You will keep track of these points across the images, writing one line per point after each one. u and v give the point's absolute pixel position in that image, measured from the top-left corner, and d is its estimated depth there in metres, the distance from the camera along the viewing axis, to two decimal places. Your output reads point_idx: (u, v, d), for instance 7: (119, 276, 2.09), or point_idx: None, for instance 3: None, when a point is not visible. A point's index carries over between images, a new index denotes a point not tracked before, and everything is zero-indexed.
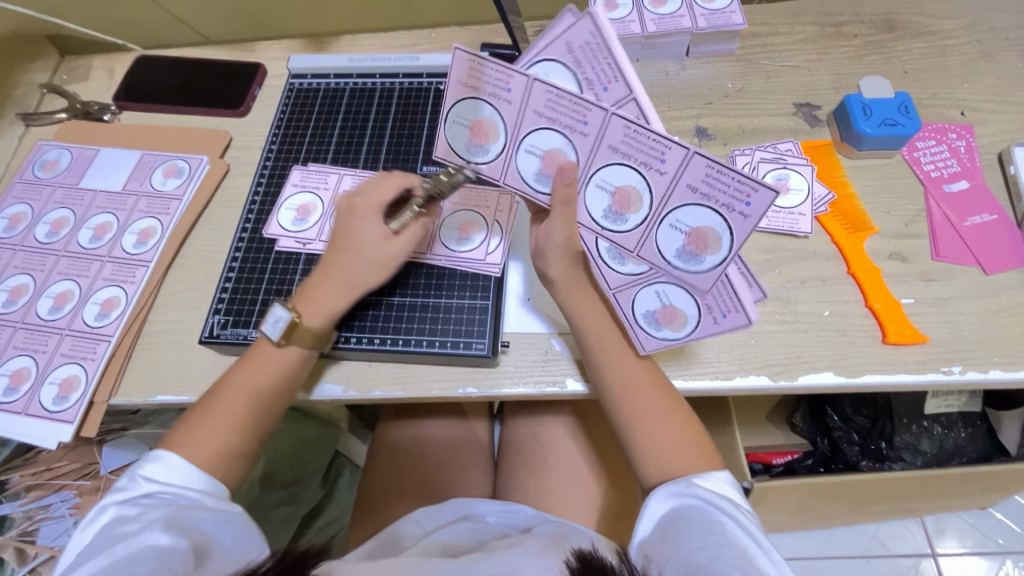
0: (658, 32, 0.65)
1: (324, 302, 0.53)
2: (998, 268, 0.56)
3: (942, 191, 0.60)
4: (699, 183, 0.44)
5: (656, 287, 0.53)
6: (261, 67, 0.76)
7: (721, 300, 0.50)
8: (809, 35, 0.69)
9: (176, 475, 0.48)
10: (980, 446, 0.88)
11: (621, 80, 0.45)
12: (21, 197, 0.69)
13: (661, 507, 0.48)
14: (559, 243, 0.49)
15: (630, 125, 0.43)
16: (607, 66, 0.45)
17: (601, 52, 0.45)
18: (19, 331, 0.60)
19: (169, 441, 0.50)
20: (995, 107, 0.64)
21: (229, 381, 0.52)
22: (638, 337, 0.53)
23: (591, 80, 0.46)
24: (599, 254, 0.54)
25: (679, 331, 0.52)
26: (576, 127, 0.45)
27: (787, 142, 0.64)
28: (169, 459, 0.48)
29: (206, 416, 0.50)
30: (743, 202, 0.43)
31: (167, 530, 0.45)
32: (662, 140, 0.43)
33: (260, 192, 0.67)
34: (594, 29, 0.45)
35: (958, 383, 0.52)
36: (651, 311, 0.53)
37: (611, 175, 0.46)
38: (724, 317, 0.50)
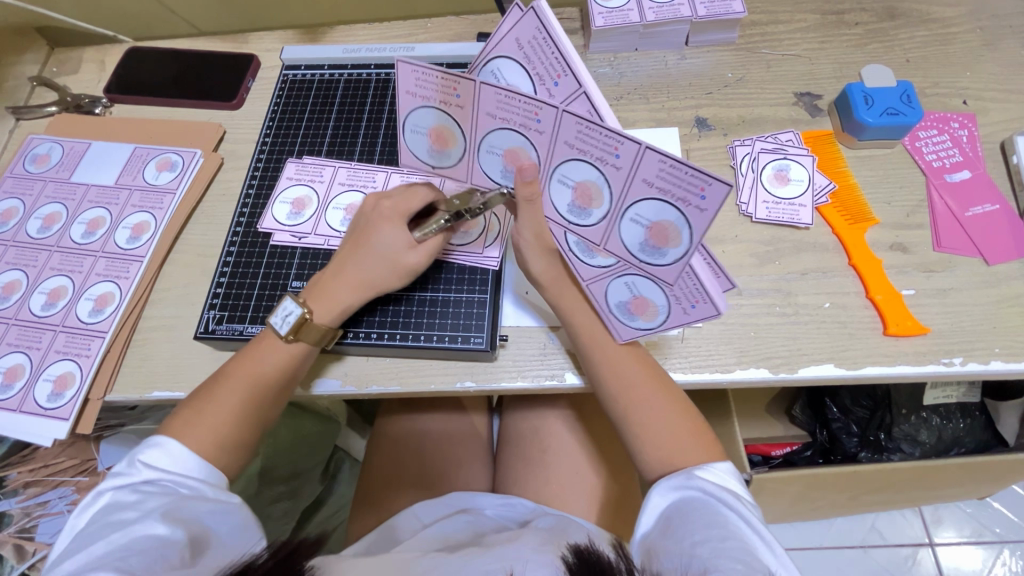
0: (656, 20, 0.64)
1: (337, 300, 0.53)
2: (1000, 259, 0.55)
3: (944, 181, 0.59)
4: (654, 177, 0.38)
5: (626, 280, 0.47)
6: (254, 58, 0.75)
7: (688, 291, 0.44)
8: (810, 24, 0.69)
9: (178, 462, 0.48)
10: (978, 437, 0.88)
11: (570, 75, 0.40)
12: (12, 191, 0.68)
13: (662, 500, 0.48)
14: (530, 239, 0.48)
15: (580, 119, 0.38)
16: (557, 58, 0.40)
17: (548, 47, 0.40)
18: (12, 328, 0.60)
19: (171, 426, 0.50)
20: (998, 96, 0.63)
21: (230, 368, 0.52)
22: (616, 327, 0.51)
23: (541, 75, 0.42)
24: (569, 248, 0.49)
25: (652, 322, 0.49)
26: (529, 124, 0.41)
27: (788, 132, 0.63)
28: (171, 446, 0.48)
29: (208, 404, 0.50)
30: (697, 195, 0.37)
31: (166, 519, 0.44)
32: (614, 135, 0.38)
33: (255, 186, 0.66)
34: (539, 24, 0.39)
35: (959, 375, 0.52)
36: (623, 302, 0.49)
37: (570, 169, 0.42)
38: (693, 309, 0.45)
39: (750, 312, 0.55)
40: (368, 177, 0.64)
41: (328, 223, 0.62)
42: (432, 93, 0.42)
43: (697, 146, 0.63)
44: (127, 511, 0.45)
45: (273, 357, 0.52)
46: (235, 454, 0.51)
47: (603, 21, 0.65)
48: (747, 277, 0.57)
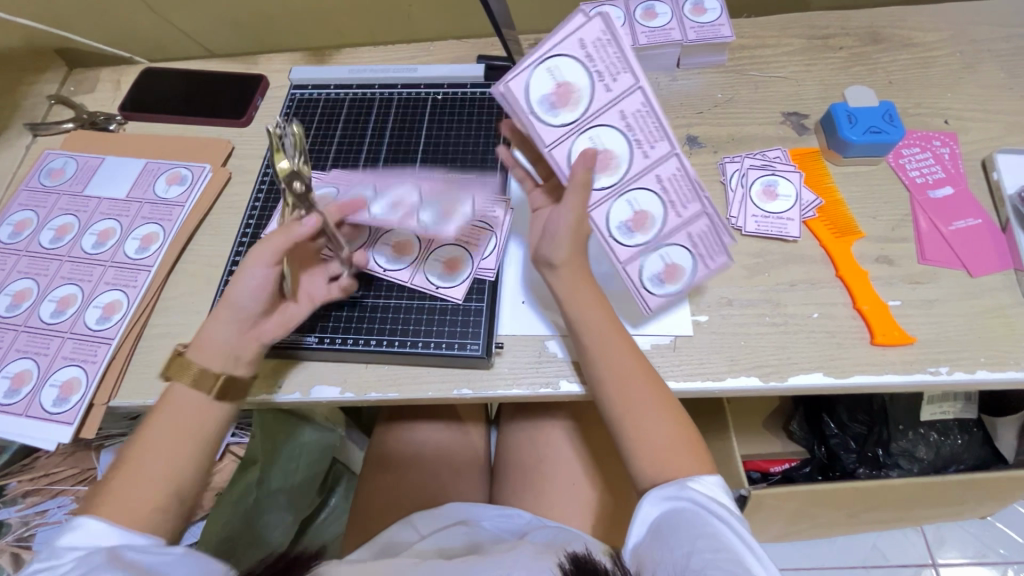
0: (649, 44, 0.67)
1: (213, 339, 0.49)
2: (983, 271, 0.57)
3: (927, 197, 0.61)
4: (665, 175, 0.53)
5: (660, 253, 0.55)
6: (263, 78, 0.78)
7: (710, 247, 0.54)
8: (796, 47, 0.72)
9: (104, 533, 0.42)
10: (976, 453, 0.88)
11: (629, 72, 0.51)
12: (26, 204, 0.70)
13: (653, 510, 0.49)
14: (569, 225, 0.51)
15: (644, 104, 0.52)
16: (617, 59, 0.51)
17: (610, 47, 0.51)
18: (21, 334, 0.61)
19: (90, 507, 0.44)
20: (978, 116, 0.66)
21: (148, 429, 0.47)
22: (644, 300, 0.55)
23: (599, 70, 0.51)
24: (608, 229, 0.54)
25: (678, 288, 0.55)
26: (600, 78, 0.52)
27: (776, 149, 0.65)
28: (89, 522, 0.43)
29: (131, 482, 0.44)
30: (682, 205, 0.53)
31: (106, 570, 0.39)
32: (659, 128, 0.52)
33: (261, 198, 0.68)
34: (605, 28, 0.50)
35: (946, 384, 0.53)
36: (655, 275, 0.55)
37: (604, 131, 0.52)
38: (713, 264, 0.54)
39: (740, 321, 0.56)
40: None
41: None
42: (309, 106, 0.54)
43: (689, 163, 0.65)
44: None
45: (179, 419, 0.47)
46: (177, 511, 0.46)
47: None
48: (737, 288, 0.58)
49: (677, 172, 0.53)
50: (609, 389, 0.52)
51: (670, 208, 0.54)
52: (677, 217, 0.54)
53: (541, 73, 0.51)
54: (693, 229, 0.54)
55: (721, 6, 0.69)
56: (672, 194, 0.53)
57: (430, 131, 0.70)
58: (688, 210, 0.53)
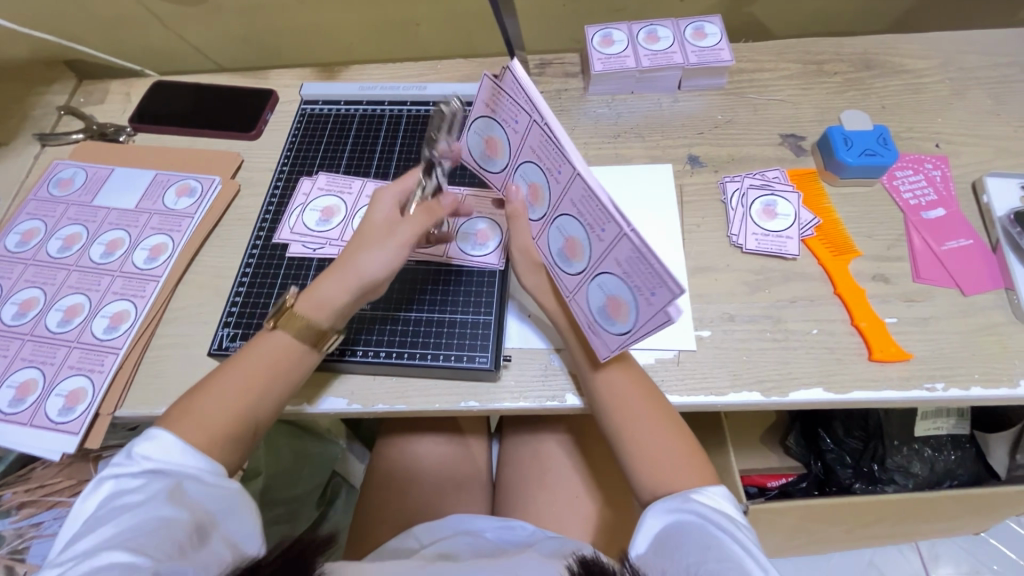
0: (651, 66, 0.69)
1: (321, 295, 0.53)
2: (976, 290, 0.59)
3: (921, 217, 0.63)
4: (577, 199, 0.45)
5: (598, 280, 0.47)
6: (273, 93, 0.79)
7: (646, 277, 0.43)
8: (793, 72, 0.74)
9: (171, 452, 0.47)
10: (969, 469, 0.90)
11: (538, 114, 0.45)
12: (34, 213, 0.70)
13: (657, 522, 0.49)
14: (521, 249, 0.54)
15: (546, 135, 0.45)
16: (514, 101, 0.47)
17: (523, 95, 0.46)
18: (27, 343, 0.61)
19: (166, 420, 0.49)
20: (967, 140, 0.68)
21: (227, 370, 0.52)
22: (602, 338, 0.50)
23: (504, 120, 0.49)
24: (553, 258, 0.52)
25: (627, 324, 0.47)
26: (511, 125, 0.48)
27: (774, 170, 0.67)
28: (163, 436, 0.48)
29: (202, 397, 0.50)
30: (600, 226, 0.45)
31: (170, 502, 0.45)
32: (561, 154, 0.45)
33: (272, 208, 0.69)
34: (515, 78, 0.46)
35: (942, 400, 0.54)
36: (601, 310, 0.49)
37: (528, 170, 0.49)
38: (656, 296, 0.43)
39: (742, 337, 0.58)
40: None
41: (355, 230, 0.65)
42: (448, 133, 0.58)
43: (690, 182, 0.67)
44: (132, 495, 0.45)
45: (272, 350, 0.53)
46: (230, 445, 0.50)
47: (602, 66, 0.70)
48: (738, 304, 0.60)
49: (585, 193, 0.44)
50: (601, 390, 0.54)
51: (591, 232, 0.46)
52: (599, 240, 0.45)
53: (473, 135, 0.54)
54: (620, 254, 0.44)
55: (721, 31, 0.71)
56: (586, 215, 0.45)
57: None
58: (607, 230, 0.44)
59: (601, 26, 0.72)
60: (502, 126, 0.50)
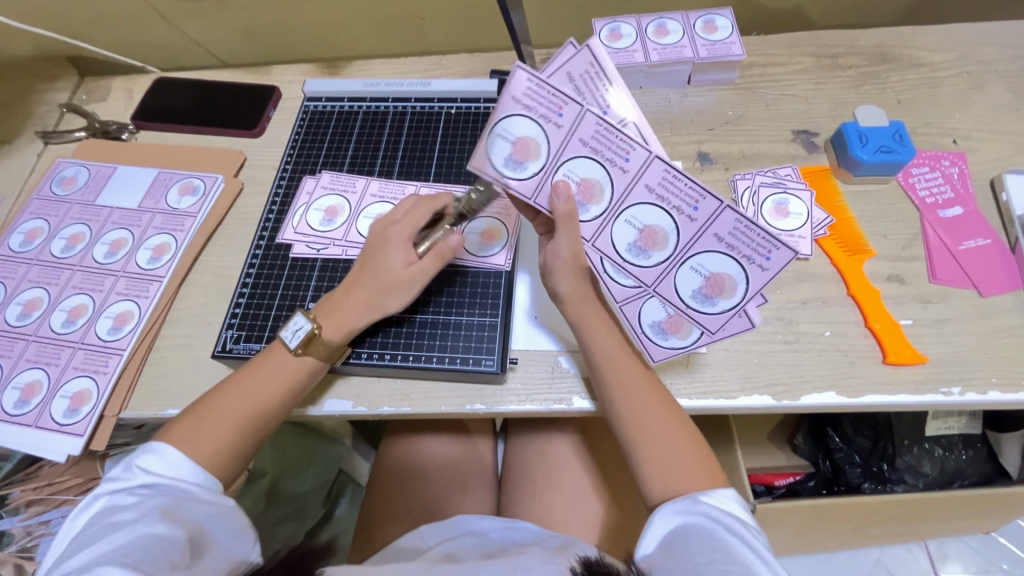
0: (660, 61, 0.68)
1: (345, 319, 0.54)
2: (994, 291, 0.57)
3: (937, 216, 0.61)
4: (655, 184, 0.46)
5: (690, 262, 0.47)
6: (275, 89, 0.78)
7: (755, 244, 0.45)
8: (805, 66, 0.72)
9: (172, 466, 0.48)
10: (980, 468, 0.89)
11: (619, 107, 0.46)
12: (38, 212, 0.70)
13: (665, 523, 0.48)
14: (566, 259, 0.49)
15: (602, 123, 0.44)
16: (556, 93, 0.43)
17: (600, 81, 0.46)
18: (31, 344, 0.61)
19: (169, 433, 0.50)
20: (986, 136, 0.67)
21: (232, 385, 0.52)
22: (647, 348, 0.54)
23: (545, 114, 0.44)
24: (604, 268, 0.52)
25: (732, 300, 0.47)
26: (551, 118, 0.44)
27: (786, 167, 0.66)
28: (166, 450, 0.49)
29: (210, 414, 0.51)
30: (691, 206, 0.45)
31: (164, 518, 0.45)
32: (630, 140, 0.44)
33: (275, 207, 0.68)
34: (593, 60, 0.46)
35: (958, 404, 0.53)
36: (657, 322, 0.54)
37: (578, 166, 0.46)
38: (768, 261, 0.45)
39: (753, 339, 0.57)
40: (400, 191, 0.67)
41: (359, 230, 0.65)
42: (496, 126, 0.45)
43: (699, 179, 0.66)
44: (125, 512, 0.45)
45: (277, 369, 0.53)
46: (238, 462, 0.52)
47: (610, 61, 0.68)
48: None
49: (666, 176, 0.45)
50: (615, 396, 0.52)
51: (677, 215, 0.46)
52: (690, 220, 0.46)
53: (491, 141, 0.45)
54: (721, 230, 0.46)
55: (732, 24, 0.69)
56: (672, 199, 0.46)
57: (445, 141, 0.71)
58: (700, 209, 0.45)
59: (608, 20, 0.70)
60: (539, 123, 0.45)
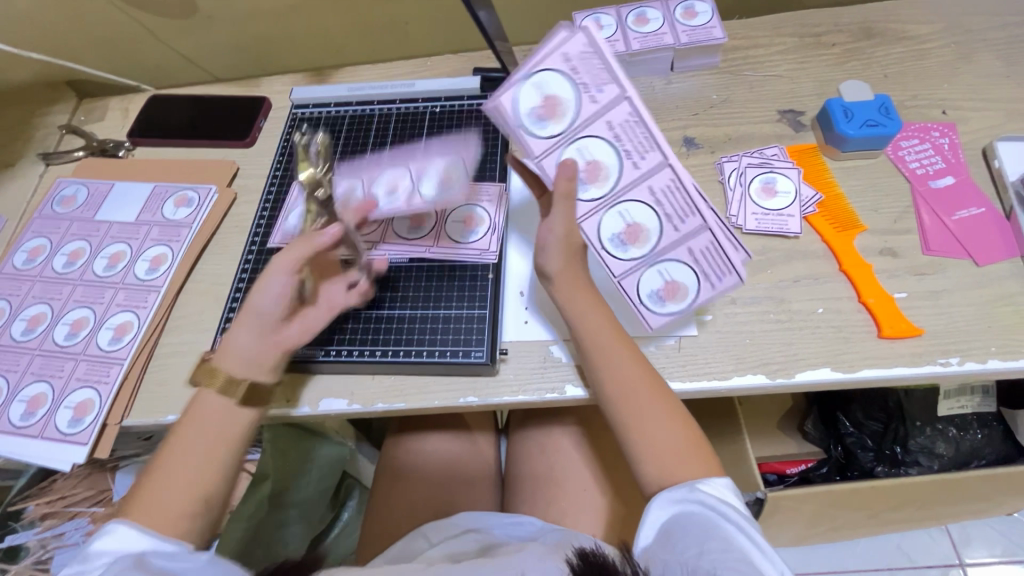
0: (642, 49, 0.68)
1: (228, 340, 0.51)
2: (989, 259, 0.56)
3: (929, 187, 0.61)
4: (616, 122, 0.52)
5: (619, 207, 0.53)
6: (265, 100, 0.80)
7: (636, 142, 0.52)
8: (789, 46, 0.72)
9: (129, 538, 0.44)
10: (997, 447, 0.87)
11: (615, 83, 0.52)
12: (40, 231, 0.72)
13: (662, 513, 0.48)
14: (559, 236, 0.52)
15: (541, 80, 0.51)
16: (433, 62, 0.53)
17: (596, 61, 0.51)
18: (36, 358, 0.63)
19: (121, 510, 0.47)
20: (976, 105, 0.66)
21: (170, 444, 0.49)
22: (645, 318, 0.54)
23: (431, 78, 0.52)
24: (602, 242, 0.54)
25: (690, 223, 0.53)
26: None
27: (773, 147, 0.65)
28: (119, 527, 0.45)
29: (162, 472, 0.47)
30: (639, 155, 0.53)
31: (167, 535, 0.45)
32: (572, 91, 0.52)
33: (266, 213, 0.69)
34: (589, 42, 0.51)
35: (958, 375, 0.52)
36: (655, 290, 0.54)
37: (535, 128, 0.52)
38: (642, 162, 0.53)
39: (745, 320, 0.56)
40: None
41: None
42: None
43: (686, 164, 0.66)
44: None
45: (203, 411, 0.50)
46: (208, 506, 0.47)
47: None
48: (740, 286, 0.58)
49: (630, 117, 0.52)
50: (606, 380, 0.52)
51: (625, 159, 0.53)
52: (634, 167, 0.53)
53: None
54: (655, 183, 0.53)
55: (712, 8, 0.69)
56: (626, 142, 0.52)
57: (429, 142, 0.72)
58: (646, 159, 0.53)
59: (588, 13, 0.71)
60: None
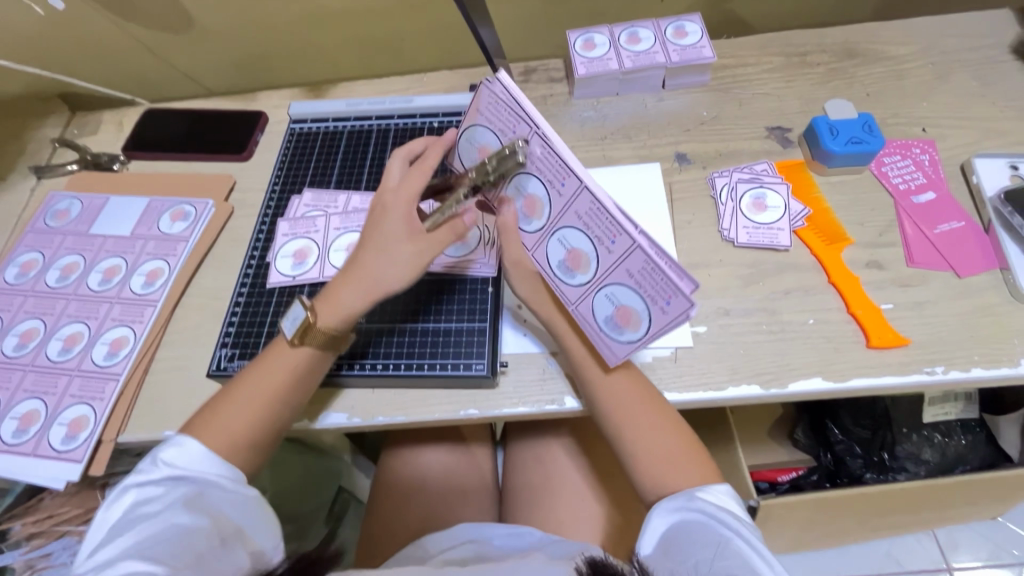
0: (634, 67, 0.70)
1: (344, 306, 0.52)
2: (971, 271, 0.59)
3: (911, 202, 0.63)
4: (527, 160, 0.46)
5: (558, 235, 0.49)
6: (262, 114, 0.80)
7: (553, 169, 0.46)
8: (775, 65, 0.75)
9: (194, 458, 0.49)
10: (981, 453, 0.89)
11: (526, 122, 0.46)
12: (32, 245, 0.71)
13: (663, 522, 0.48)
14: (511, 262, 0.52)
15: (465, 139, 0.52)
16: (513, 114, 0.46)
17: (509, 105, 0.46)
18: (29, 374, 0.62)
19: (189, 429, 0.51)
20: (954, 123, 0.68)
21: (244, 382, 0.52)
22: (607, 349, 0.52)
23: (501, 131, 0.48)
24: (551, 269, 0.51)
25: (615, 250, 0.46)
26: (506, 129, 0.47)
27: (762, 163, 0.67)
28: (187, 442, 0.49)
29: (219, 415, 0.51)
30: (560, 182, 0.46)
31: (190, 509, 0.47)
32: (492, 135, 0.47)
33: (265, 227, 0.70)
34: (503, 88, 0.46)
35: (943, 383, 0.54)
36: (609, 316, 0.50)
37: (471, 167, 0.52)
38: (564, 187, 0.46)
39: (738, 331, 0.58)
40: None
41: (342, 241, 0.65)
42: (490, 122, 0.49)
43: (679, 179, 0.67)
44: (152, 504, 0.47)
45: (283, 365, 0.52)
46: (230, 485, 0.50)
47: (585, 70, 0.71)
48: (733, 298, 0.60)
49: (538, 150, 0.45)
50: (602, 392, 0.53)
51: (550, 187, 0.47)
52: (558, 195, 0.46)
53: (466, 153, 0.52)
54: (580, 208, 0.46)
55: (701, 29, 0.72)
56: (544, 172, 0.46)
57: None
58: (566, 185, 0.46)
59: (582, 31, 0.73)
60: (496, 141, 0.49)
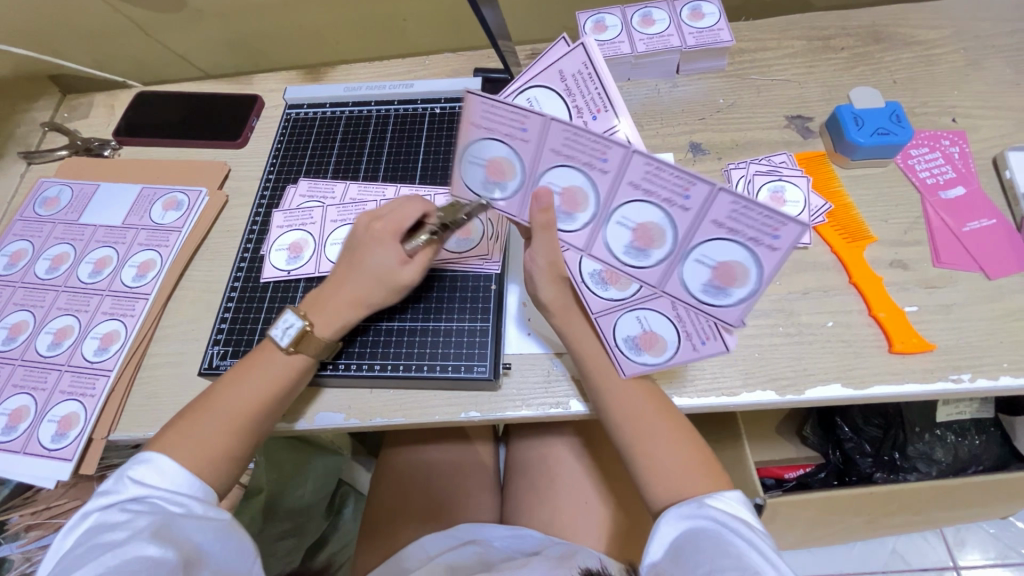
0: (647, 51, 0.66)
1: (335, 315, 0.53)
2: (1001, 272, 0.55)
3: (939, 198, 0.60)
4: (561, 146, 0.42)
5: (614, 220, 0.44)
6: (257, 98, 0.77)
7: (589, 147, 0.41)
8: (797, 50, 0.70)
9: (168, 477, 0.46)
10: (995, 454, 0.87)
11: (609, 109, 0.45)
12: (22, 234, 0.69)
13: (672, 529, 0.46)
14: (543, 266, 0.48)
15: (488, 100, 0.41)
16: (511, 108, 0.42)
17: (590, 82, 0.45)
18: (18, 368, 0.60)
19: (160, 444, 0.48)
20: (985, 113, 0.65)
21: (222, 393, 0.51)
22: (619, 363, 0.51)
23: (507, 132, 0.43)
24: (583, 278, 0.52)
25: (663, 249, 0.43)
26: (516, 134, 0.43)
27: (781, 154, 0.64)
28: (161, 462, 0.47)
29: (204, 417, 0.49)
30: (600, 159, 0.41)
31: (157, 538, 0.42)
32: (519, 110, 0.41)
33: (259, 218, 0.67)
34: (585, 59, 0.44)
35: (969, 391, 0.51)
36: (705, 282, 0.43)
37: (479, 149, 0.45)
38: (606, 164, 0.42)
39: (753, 333, 0.55)
40: (380, 190, 0.66)
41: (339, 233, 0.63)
42: (502, 128, 0.43)
43: (692, 170, 0.64)
44: (116, 531, 0.43)
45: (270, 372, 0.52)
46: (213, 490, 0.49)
47: None
48: None
49: (569, 132, 0.41)
50: (608, 397, 0.51)
51: (590, 171, 0.43)
52: (603, 174, 0.42)
53: (467, 169, 0.47)
54: (634, 176, 0.41)
55: (719, 10, 0.68)
56: (579, 154, 0.42)
57: (428, 144, 0.69)
58: (609, 160, 0.41)
59: (592, 12, 0.68)
60: (505, 143, 0.44)
